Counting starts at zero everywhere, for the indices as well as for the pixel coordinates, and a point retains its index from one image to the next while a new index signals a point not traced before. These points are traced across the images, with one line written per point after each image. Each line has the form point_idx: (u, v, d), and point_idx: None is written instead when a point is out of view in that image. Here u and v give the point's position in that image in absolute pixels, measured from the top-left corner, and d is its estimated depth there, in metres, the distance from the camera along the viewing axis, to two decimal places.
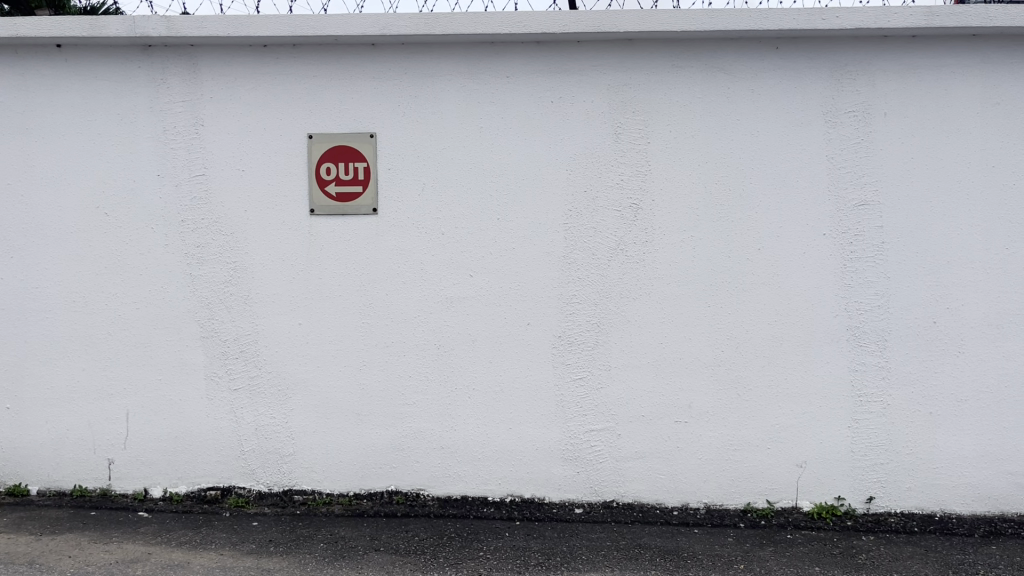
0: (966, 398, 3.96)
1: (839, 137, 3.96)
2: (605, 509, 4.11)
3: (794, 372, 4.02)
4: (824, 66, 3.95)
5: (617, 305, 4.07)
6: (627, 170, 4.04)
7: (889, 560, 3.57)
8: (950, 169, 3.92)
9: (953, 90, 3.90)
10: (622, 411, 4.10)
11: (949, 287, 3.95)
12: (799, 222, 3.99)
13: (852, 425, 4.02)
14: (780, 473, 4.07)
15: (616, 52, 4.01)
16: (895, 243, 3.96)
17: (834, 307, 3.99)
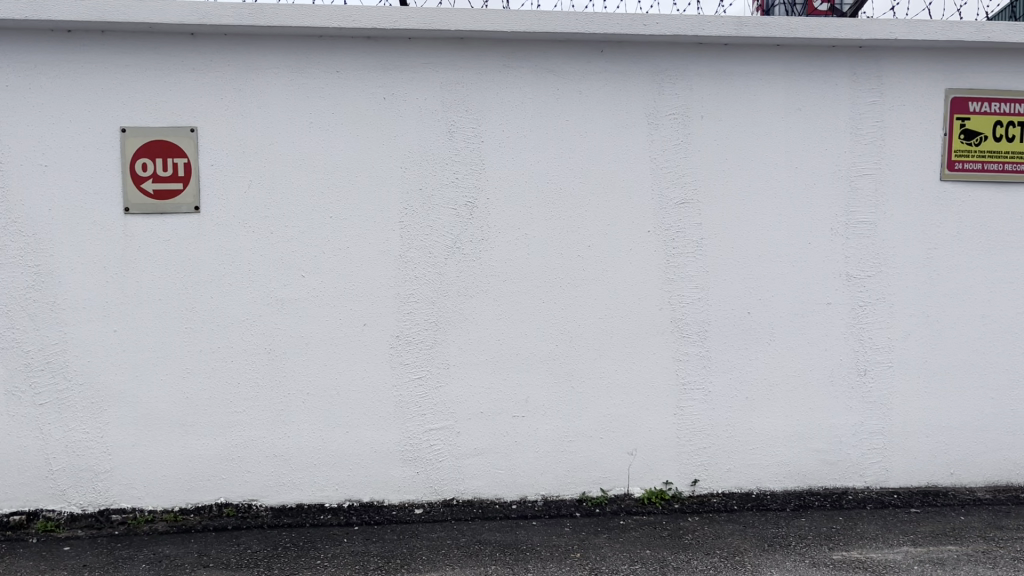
0: (776, 382, 4.26)
1: (661, 138, 4.15)
2: (445, 507, 4.10)
3: (624, 364, 4.17)
4: (646, 69, 4.12)
5: (454, 303, 4.07)
6: (460, 168, 4.04)
7: (712, 538, 3.78)
8: (760, 169, 4.19)
9: (761, 96, 4.17)
10: (460, 409, 4.10)
11: (761, 279, 4.22)
12: (625, 220, 4.14)
13: (677, 412, 4.22)
14: (613, 462, 4.21)
15: (448, 51, 4.01)
16: (713, 239, 4.19)
17: (659, 300, 4.18)
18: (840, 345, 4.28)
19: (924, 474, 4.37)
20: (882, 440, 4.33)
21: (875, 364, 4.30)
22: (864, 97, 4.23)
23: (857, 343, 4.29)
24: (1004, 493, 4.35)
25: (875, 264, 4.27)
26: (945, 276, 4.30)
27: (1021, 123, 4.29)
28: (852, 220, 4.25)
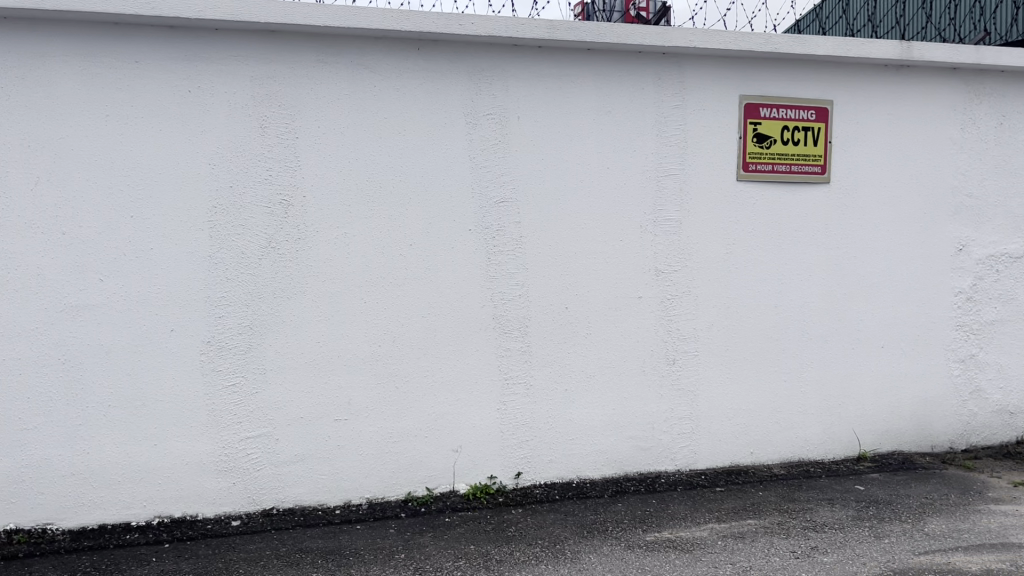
0: (594, 374, 4.42)
1: (479, 138, 4.20)
2: (264, 518, 3.95)
3: (447, 362, 4.19)
4: (462, 69, 4.15)
5: (270, 305, 3.93)
6: (275, 166, 3.91)
7: (534, 529, 3.87)
8: (574, 169, 4.33)
9: (573, 97, 4.31)
10: (279, 415, 3.97)
11: (578, 275, 4.37)
12: (446, 218, 4.16)
13: (500, 408, 4.29)
14: (437, 460, 4.21)
15: (258, 44, 3.86)
16: (531, 237, 4.29)
17: (481, 297, 4.23)
18: (651, 337, 4.50)
19: (728, 454, 4.68)
20: (691, 425, 4.60)
21: (683, 353, 4.56)
22: (669, 101, 4.47)
23: (666, 334, 4.53)
24: (797, 468, 4.74)
25: (681, 259, 4.53)
26: (742, 269, 4.62)
27: (804, 128, 4.70)
28: (659, 217, 4.48)
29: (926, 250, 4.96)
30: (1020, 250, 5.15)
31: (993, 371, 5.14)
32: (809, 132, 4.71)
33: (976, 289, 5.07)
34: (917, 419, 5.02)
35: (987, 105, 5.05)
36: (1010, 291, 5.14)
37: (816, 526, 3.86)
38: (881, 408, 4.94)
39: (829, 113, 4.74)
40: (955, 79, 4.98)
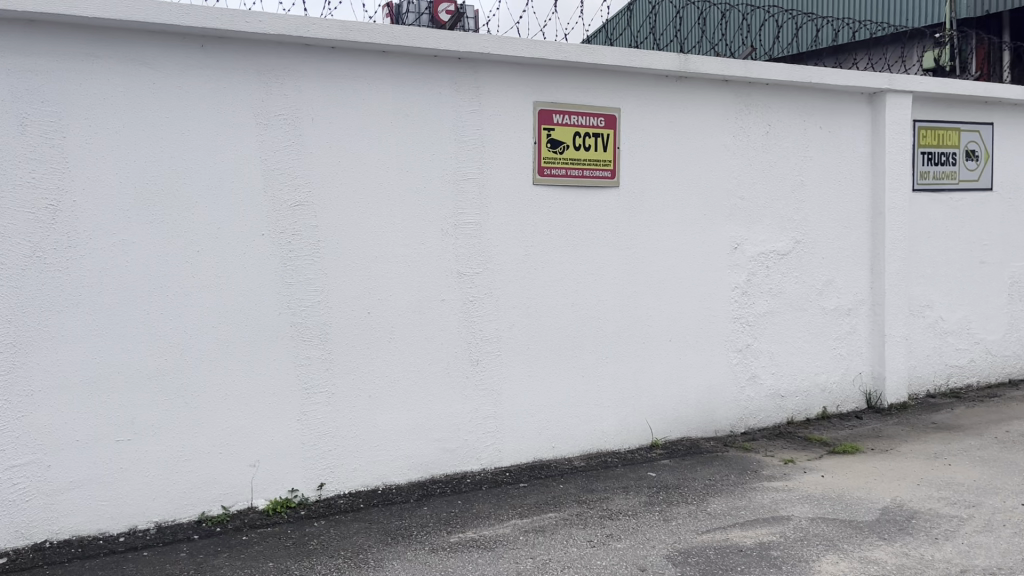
0: (398, 379, 4.39)
1: (270, 139, 4.05)
2: (36, 552, 3.61)
3: (242, 373, 4.01)
4: (250, 68, 3.99)
5: (36, 320, 3.59)
6: (38, 167, 3.58)
7: (337, 540, 3.79)
8: (372, 171, 4.28)
9: (369, 99, 4.26)
10: (50, 440, 3.64)
11: (379, 279, 4.32)
12: (237, 223, 3.98)
13: (301, 418, 4.16)
14: (234, 476, 4.03)
15: (16, 35, 3.53)
16: (329, 241, 4.19)
17: (277, 304, 4.08)
18: (453, 339, 4.53)
19: (531, 450, 4.81)
20: (494, 424, 4.67)
21: (486, 354, 4.63)
22: (464, 106, 4.53)
23: (469, 336, 4.58)
24: (596, 459, 4.95)
25: (481, 262, 4.59)
26: (539, 270, 4.76)
27: (595, 134, 4.91)
28: (459, 220, 4.53)
29: (705, 249, 5.36)
30: (785, 248, 5.69)
31: (765, 358, 5.65)
32: (599, 138, 4.93)
33: (750, 283, 5.55)
34: (702, 406, 5.40)
35: (755, 116, 5.53)
36: (778, 284, 5.68)
37: (611, 514, 4.05)
38: (670, 398, 5.27)
39: (617, 120, 4.99)
40: (726, 90, 5.40)
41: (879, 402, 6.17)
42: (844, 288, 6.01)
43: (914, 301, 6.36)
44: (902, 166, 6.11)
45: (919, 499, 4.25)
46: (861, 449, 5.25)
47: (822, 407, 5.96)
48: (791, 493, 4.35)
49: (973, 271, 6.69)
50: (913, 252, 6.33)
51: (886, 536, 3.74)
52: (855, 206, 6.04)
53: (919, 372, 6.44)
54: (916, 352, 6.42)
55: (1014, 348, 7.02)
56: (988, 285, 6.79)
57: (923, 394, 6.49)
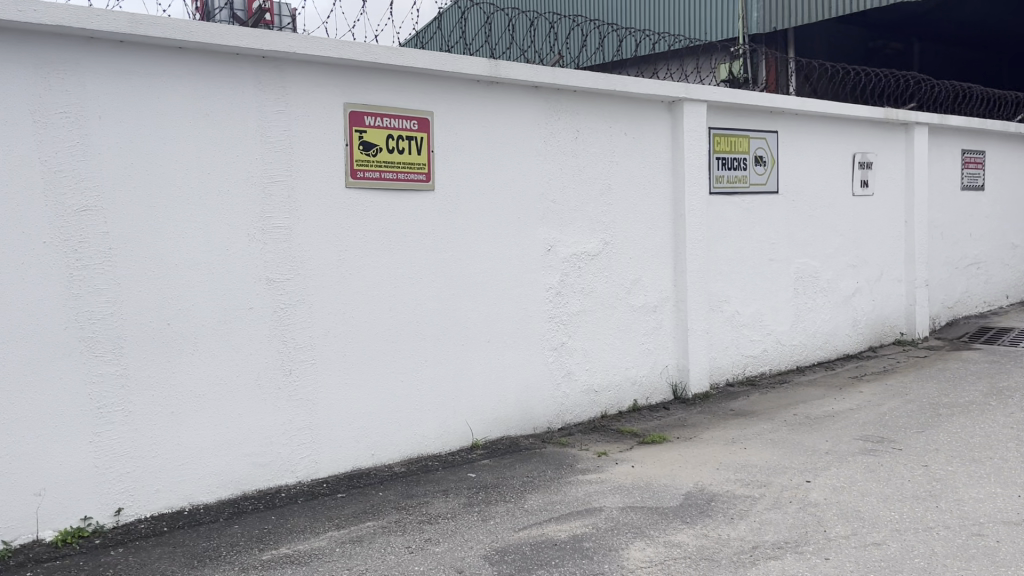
0: (203, 393, 4.16)
1: (51, 138, 3.72)
2: None
3: (22, 394, 3.65)
4: (25, 60, 3.65)
5: None
6: None
7: (137, 568, 3.54)
8: (170, 173, 4.04)
9: (165, 96, 4.02)
10: None
11: (180, 288, 4.08)
12: (13, 229, 3.63)
13: (93, 440, 3.85)
14: (15, 508, 3.67)
15: None
16: (122, 249, 3.91)
17: (62, 318, 3.76)
18: (263, 349, 4.36)
19: (350, 459, 4.71)
20: (310, 435, 4.54)
21: (299, 363, 4.49)
22: (270, 106, 4.37)
23: (280, 344, 4.42)
24: (416, 464, 4.93)
25: (292, 268, 4.45)
26: (353, 275, 4.68)
27: (407, 137, 4.89)
28: (267, 225, 4.36)
29: (520, 251, 5.47)
30: (595, 248, 5.92)
31: (579, 355, 5.85)
32: (412, 141, 4.91)
33: (563, 284, 5.73)
34: (521, 405, 5.51)
35: (564, 121, 5.72)
36: (590, 284, 5.89)
37: (430, 519, 4.04)
38: (489, 398, 5.34)
39: (430, 123, 4.99)
40: (536, 96, 5.54)
41: (684, 393, 6.55)
42: (650, 286, 6.33)
43: (712, 297, 6.80)
44: (699, 170, 6.53)
45: (718, 482, 4.55)
46: (668, 438, 5.55)
47: (633, 400, 6.26)
48: (603, 485, 4.52)
49: (763, 267, 7.25)
50: (711, 250, 6.78)
51: (688, 519, 3.97)
52: (659, 208, 6.38)
53: (719, 363, 6.89)
54: (716, 345, 6.87)
55: (800, 337, 7.68)
56: (777, 281, 7.39)
57: (724, 384, 6.96)
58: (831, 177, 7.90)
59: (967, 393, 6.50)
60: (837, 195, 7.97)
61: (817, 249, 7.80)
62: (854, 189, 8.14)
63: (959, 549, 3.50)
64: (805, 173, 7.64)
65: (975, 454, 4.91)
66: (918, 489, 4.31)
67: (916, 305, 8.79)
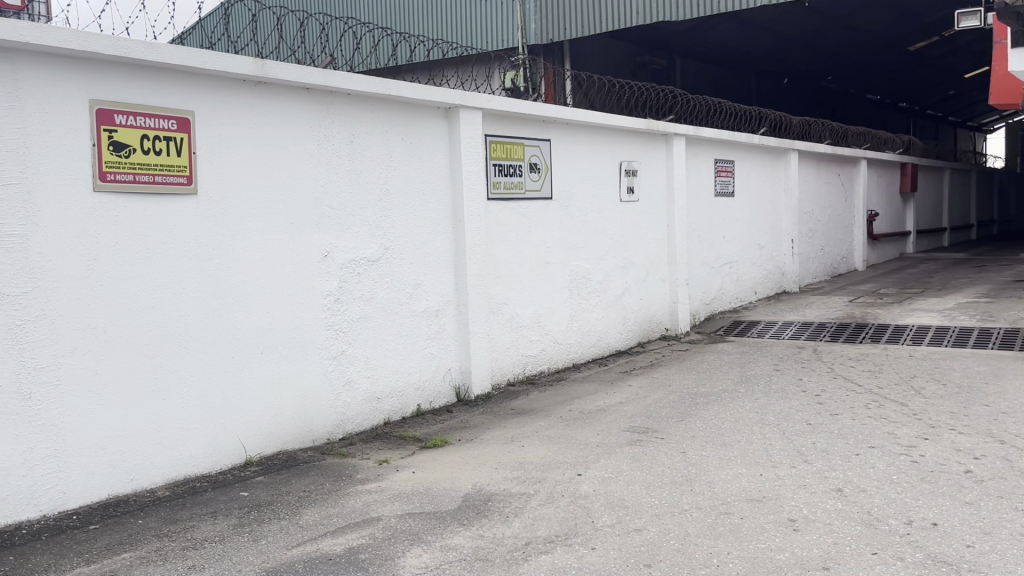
0: None
1: None
2: None
3: None
4: None
5: None
6: None
7: None
8: None
9: None
10: None
11: None
12: None
13: None
14: None
15: None
16: None
17: None
18: None
19: (105, 486, 4.33)
20: (57, 463, 4.13)
21: (41, 385, 4.06)
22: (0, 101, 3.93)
23: (17, 365, 3.98)
24: (182, 487, 4.62)
25: (31, 280, 4.02)
26: (105, 286, 4.31)
27: (165, 138, 4.58)
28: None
29: (294, 258, 5.29)
30: (374, 254, 5.86)
31: (360, 363, 5.76)
32: (170, 142, 4.60)
33: (341, 291, 5.61)
34: (298, 417, 5.34)
35: (338, 125, 5.61)
36: (369, 290, 5.82)
37: (195, 544, 3.80)
38: (264, 412, 5.12)
39: (190, 123, 4.71)
40: (307, 98, 5.39)
41: (466, 394, 6.64)
42: (431, 291, 6.36)
43: (492, 299, 6.95)
44: (476, 176, 6.65)
45: (495, 482, 4.65)
46: (449, 441, 5.60)
47: (416, 405, 6.25)
48: (382, 494, 4.47)
49: (540, 270, 7.52)
50: (490, 254, 6.93)
51: (464, 521, 4.02)
52: (438, 213, 6.43)
53: (500, 364, 7.05)
54: (496, 346, 7.02)
55: (576, 336, 8.05)
56: (552, 282, 7.68)
57: (505, 384, 7.13)
58: (600, 183, 8.35)
59: (720, 382, 7.10)
60: (606, 200, 8.43)
61: (589, 252, 8.20)
62: (621, 195, 8.65)
63: (708, 528, 3.81)
64: (576, 180, 8.01)
65: (726, 438, 5.37)
66: (676, 474, 4.65)
67: (678, 302, 9.50)
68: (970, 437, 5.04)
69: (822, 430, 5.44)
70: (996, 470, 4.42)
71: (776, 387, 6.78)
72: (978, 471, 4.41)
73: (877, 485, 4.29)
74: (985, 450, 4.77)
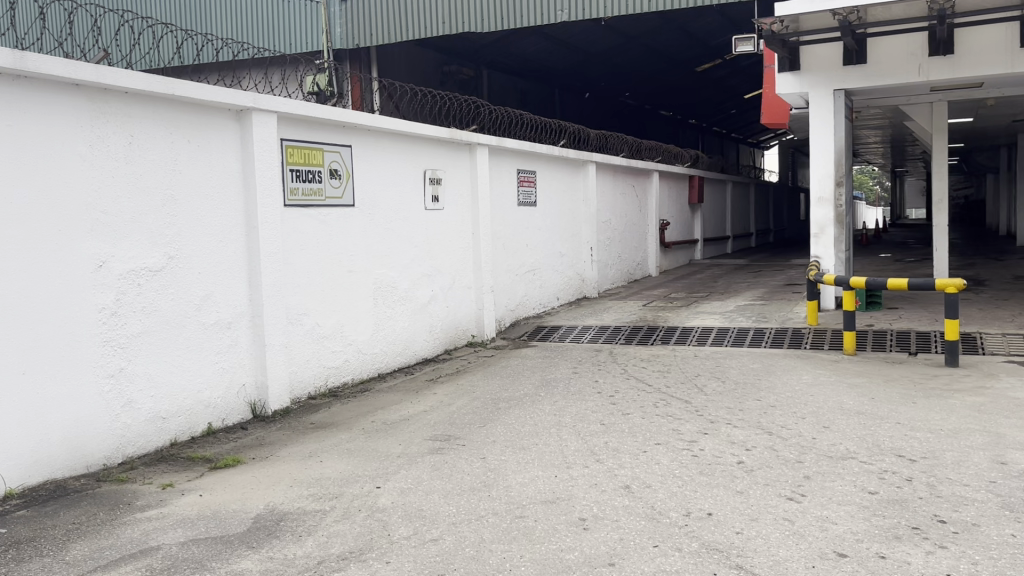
0: None
1: None
2: None
3: None
4: None
5: None
6: None
7: None
8: None
9: None
10: None
11: None
12: None
13: None
14: None
15: None
16: None
17: None
18: None
19: None
20: None
21: None
22: None
23: None
24: None
25: None
26: None
27: None
28: None
29: (63, 268, 4.85)
30: (157, 264, 5.48)
31: (141, 381, 5.37)
32: None
33: (119, 303, 5.21)
34: (70, 442, 4.88)
35: (113, 125, 5.20)
36: (151, 303, 5.44)
37: None
38: (27, 438, 4.64)
39: None
40: (76, 94, 4.97)
41: (263, 410, 6.37)
42: (222, 302, 6.04)
43: (290, 310, 6.71)
44: (271, 183, 6.40)
45: (289, 500, 4.48)
46: (242, 460, 5.33)
47: (206, 423, 5.91)
48: (164, 521, 4.18)
49: (342, 279, 7.36)
50: (287, 263, 6.69)
51: (253, 544, 3.84)
52: (229, 221, 6.12)
53: (300, 377, 6.82)
54: (296, 359, 6.79)
55: (380, 346, 7.94)
56: (355, 292, 7.54)
57: (305, 398, 6.90)
58: (404, 191, 8.30)
59: (522, 387, 7.26)
60: (409, 208, 8.39)
61: (393, 260, 8.13)
62: (425, 204, 8.65)
63: (503, 533, 3.86)
64: (378, 188, 7.91)
65: (524, 442, 5.48)
66: (475, 481, 4.68)
67: (484, 310, 9.62)
68: (743, 430, 5.45)
69: (614, 429, 5.69)
70: (764, 460, 4.80)
71: (574, 389, 7.03)
72: (749, 462, 4.77)
73: (660, 480, 4.54)
74: (755, 441, 5.18)
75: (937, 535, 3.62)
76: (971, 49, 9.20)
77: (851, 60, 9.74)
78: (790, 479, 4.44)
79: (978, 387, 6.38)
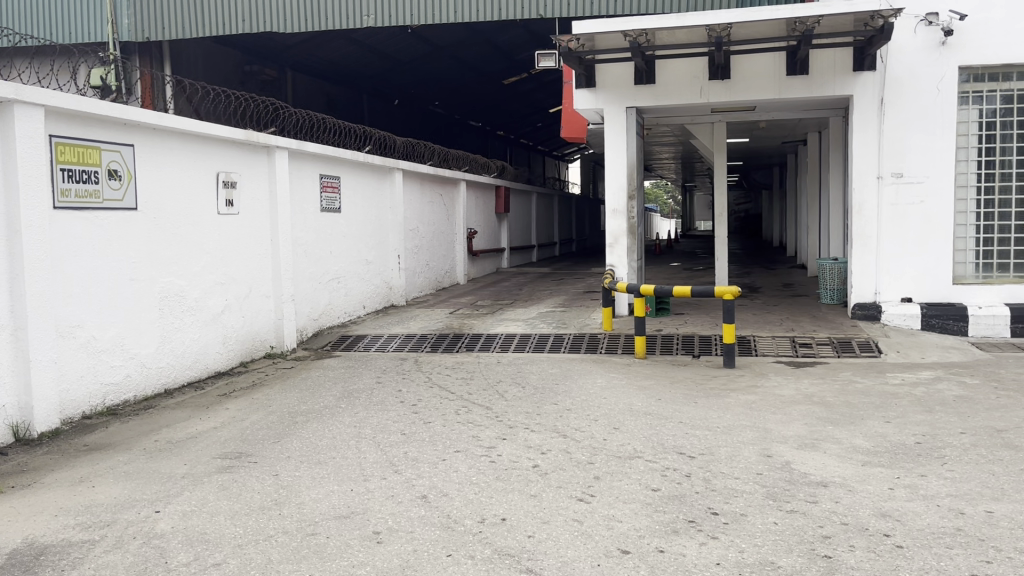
0: None
1: None
2: None
3: None
4: None
5: None
6: None
7: None
8: None
9: None
10: None
11: None
12: None
13: None
14: None
15: None
16: None
17: None
18: None
19: None
20: None
21: None
22: None
23: None
24: None
25: None
26: None
27: None
28: None
29: None
30: None
31: None
32: None
33: None
34: None
35: None
36: None
37: None
38: None
39: None
40: None
41: (27, 433, 5.75)
42: None
43: (60, 322, 6.13)
44: (37, 182, 5.82)
45: (52, 532, 4.06)
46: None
47: None
48: None
49: (122, 288, 6.82)
50: (56, 270, 6.11)
51: None
52: None
53: (72, 395, 6.25)
54: (67, 375, 6.21)
55: (167, 359, 7.43)
56: (137, 302, 7.02)
57: (79, 417, 6.33)
58: (194, 195, 7.83)
59: (322, 399, 7.04)
60: (200, 212, 7.92)
61: (181, 267, 7.64)
62: (218, 208, 8.21)
63: (292, 553, 3.70)
64: (165, 191, 7.41)
65: (321, 456, 5.31)
66: (265, 499, 4.47)
67: (283, 320, 9.27)
68: (539, 435, 5.58)
69: (414, 439, 5.64)
70: (557, 463, 4.93)
71: (376, 399, 6.92)
72: (543, 465, 4.89)
73: (457, 488, 4.54)
74: (550, 445, 5.32)
75: (710, 527, 3.86)
76: (744, 75, 10.02)
77: (641, 79, 10.27)
78: (581, 480, 4.59)
79: (751, 386, 6.92)
